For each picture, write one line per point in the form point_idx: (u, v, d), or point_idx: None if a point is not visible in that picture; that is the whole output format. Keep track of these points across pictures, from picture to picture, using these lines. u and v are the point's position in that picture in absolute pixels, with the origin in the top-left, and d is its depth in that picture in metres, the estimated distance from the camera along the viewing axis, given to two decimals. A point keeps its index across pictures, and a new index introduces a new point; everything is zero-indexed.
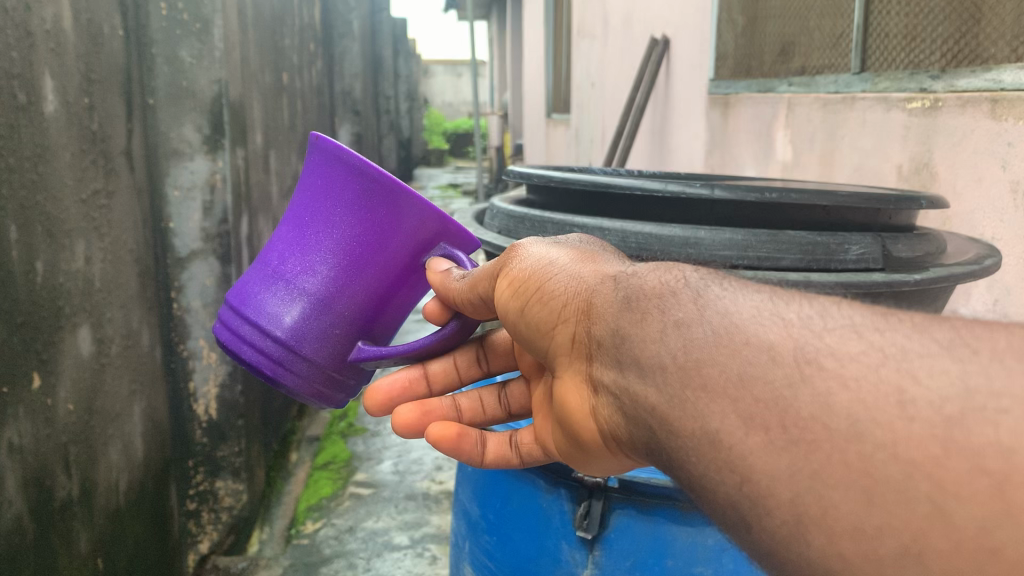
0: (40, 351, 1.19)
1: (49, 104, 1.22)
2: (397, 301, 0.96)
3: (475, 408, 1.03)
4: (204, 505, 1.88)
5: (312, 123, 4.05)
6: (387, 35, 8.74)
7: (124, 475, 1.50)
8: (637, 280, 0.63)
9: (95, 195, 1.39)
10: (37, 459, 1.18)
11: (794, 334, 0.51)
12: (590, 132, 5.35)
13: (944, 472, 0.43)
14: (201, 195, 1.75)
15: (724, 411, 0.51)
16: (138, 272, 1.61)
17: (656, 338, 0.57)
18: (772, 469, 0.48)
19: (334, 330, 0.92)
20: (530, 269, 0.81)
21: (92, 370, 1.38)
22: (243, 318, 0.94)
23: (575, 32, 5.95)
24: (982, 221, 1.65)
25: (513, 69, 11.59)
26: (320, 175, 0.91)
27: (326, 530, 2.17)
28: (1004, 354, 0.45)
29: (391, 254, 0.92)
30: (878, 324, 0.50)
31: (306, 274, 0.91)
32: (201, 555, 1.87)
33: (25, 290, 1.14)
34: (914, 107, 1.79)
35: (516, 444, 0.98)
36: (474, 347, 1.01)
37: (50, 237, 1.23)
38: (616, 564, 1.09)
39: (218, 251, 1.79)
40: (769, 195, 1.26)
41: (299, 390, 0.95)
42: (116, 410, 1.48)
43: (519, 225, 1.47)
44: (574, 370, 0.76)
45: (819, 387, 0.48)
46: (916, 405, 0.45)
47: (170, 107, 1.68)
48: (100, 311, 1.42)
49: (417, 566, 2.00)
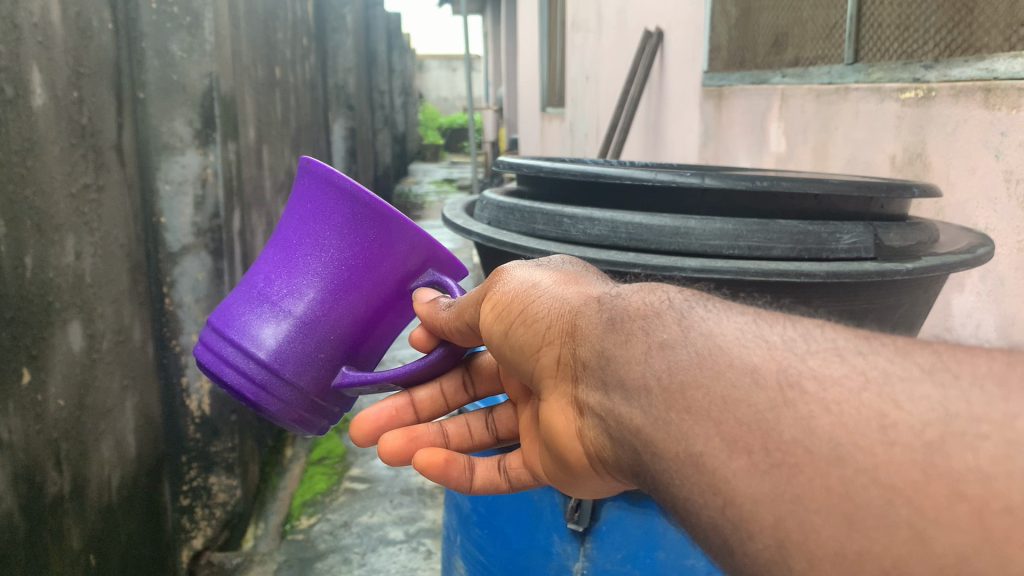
0: (29, 347, 1.14)
1: (39, 98, 1.16)
2: (383, 326, 0.92)
3: (463, 434, 0.96)
4: (197, 501, 1.83)
5: (306, 121, 3.99)
6: (381, 27, 8.67)
7: (116, 472, 1.45)
8: (626, 302, 0.64)
9: (85, 190, 1.33)
10: (28, 456, 1.12)
11: (778, 356, 0.52)
12: (585, 125, 5.28)
13: (924, 498, 0.43)
14: (192, 190, 1.69)
15: (707, 433, 0.51)
16: (130, 266, 1.55)
17: (641, 359, 0.58)
18: (756, 493, 0.48)
19: (317, 352, 0.88)
20: (513, 291, 0.76)
21: (82, 366, 1.32)
22: (225, 340, 0.89)
23: (568, 24, 5.89)
24: (976, 212, 1.58)
25: (507, 61, 11.52)
26: (310, 199, 0.89)
27: (321, 525, 2.08)
28: (984, 379, 0.46)
29: (379, 277, 0.88)
30: (860, 348, 0.51)
31: (292, 296, 0.87)
32: (195, 551, 1.83)
33: (14, 286, 1.09)
34: (908, 98, 1.71)
35: (506, 469, 0.91)
36: (460, 371, 0.96)
37: (39, 231, 1.17)
38: (608, 557, 1.04)
39: (210, 246, 1.74)
40: (759, 182, 1.21)
41: (280, 415, 0.89)
42: (109, 404, 1.43)
43: (508, 217, 1.41)
44: (559, 391, 0.70)
45: (801, 410, 0.48)
46: (897, 428, 0.45)
47: (160, 100, 1.62)
48: (91, 306, 1.36)
49: (412, 561, 1.92)
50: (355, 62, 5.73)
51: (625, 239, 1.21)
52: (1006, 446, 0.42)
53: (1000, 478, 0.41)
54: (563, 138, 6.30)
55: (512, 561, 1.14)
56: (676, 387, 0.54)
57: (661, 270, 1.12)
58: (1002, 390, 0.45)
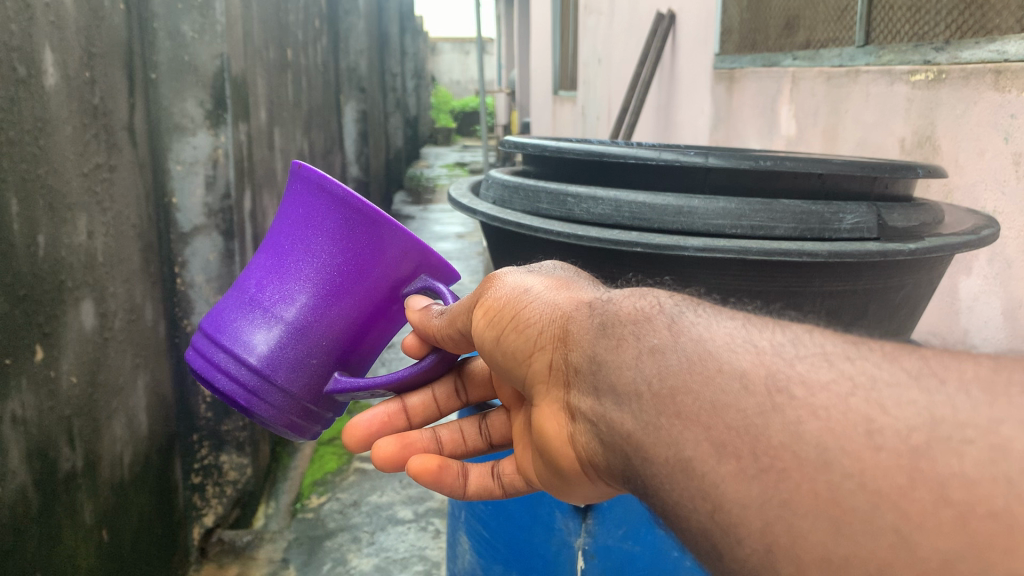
0: (42, 323, 1.13)
1: (50, 78, 1.14)
2: (376, 332, 0.91)
3: (454, 440, 0.99)
4: (208, 479, 1.87)
5: (317, 104, 4.04)
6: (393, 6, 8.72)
7: (128, 449, 1.45)
8: (606, 308, 0.65)
9: (96, 169, 1.31)
10: (41, 432, 1.12)
11: (767, 361, 0.50)
12: (595, 109, 5.32)
13: (909, 503, 0.41)
14: (204, 170, 1.66)
15: (697, 438, 0.49)
16: (141, 246, 1.53)
17: (631, 364, 0.57)
18: (745, 498, 0.46)
19: (311, 356, 0.87)
20: (505, 297, 0.76)
21: (94, 345, 1.31)
22: (218, 346, 0.89)
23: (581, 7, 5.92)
24: (984, 194, 1.59)
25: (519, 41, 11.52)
26: (302, 205, 0.88)
27: (331, 504, 2.16)
28: (970, 385, 0.45)
29: (371, 283, 0.88)
30: (849, 353, 0.50)
31: (283, 302, 0.87)
32: (207, 528, 1.86)
33: (26, 263, 1.08)
34: (917, 79, 1.71)
35: (499, 474, 0.94)
36: (452, 378, 0.98)
37: (52, 210, 1.16)
38: (609, 532, 1.10)
39: (219, 226, 1.72)
40: (763, 162, 1.19)
41: (272, 420, 0.89)
42: (121, 382, 1.43)
43: (513, 195, 1.40)
44: (548, 395, 0.72)
45: (789, 415, 0.46)
46: (883, 434, 0.43)
47: (171, 80, 1.58)
48: (103, 285, 1.35)
49: (421, 540, 1.99)
50: (367, 44, 5.78)
51: (629, 217, 1.20)
52: (991, 450, 0.41)
53: (983, 482, 0.40)
54: (572, 120, 6.34)
55: (513, 534, 1.17)
56: (671, 392, 0.52)
57: (665, 248, 1.12)
58: (988, 395, 0.44)
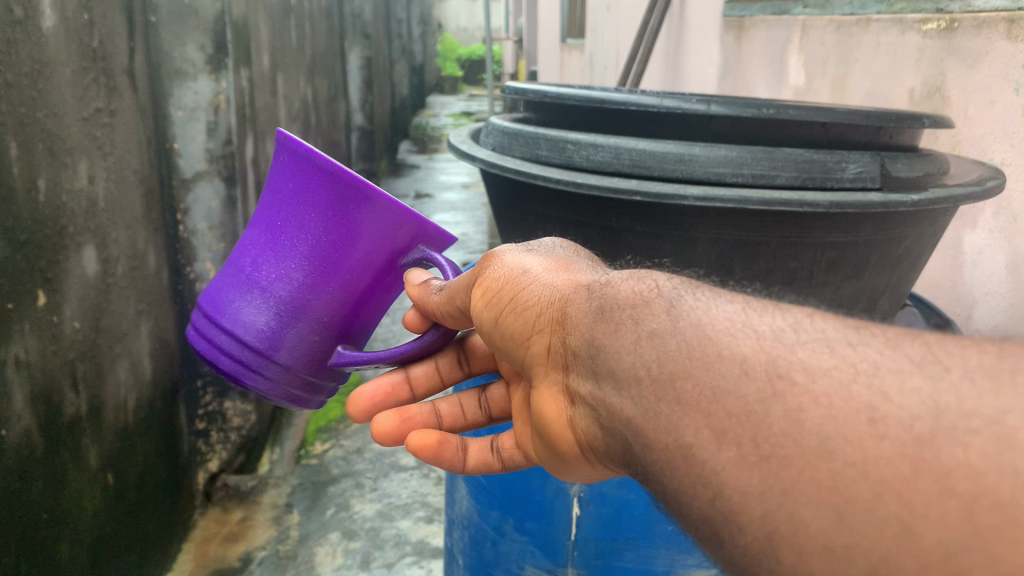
0: (44, 269, 0.94)
1: (48, 18, 0.92)
2: (378, 300, 0.74)
3: (454, 414, 0.83)
4: (213, 426, 1.54)
5: (324, 47, 3.85)
6: None
7: (133, 394, 1.22)
8: (603, 291, 0.55)
9: (97, 113, 1.08)
10: (44, 375, 0.94)
11: (766, 345, 0.42)
12: (603, 56, 5.06)
13: (913, 493, 0.34)
14: (205, 116, 1.39)
15: (697, 423, 0.42)
16: (143, 191, 1.28)
17: (630, 349, 0.48)
18: (744, 486, 0.39)
19: (305, 326, 0.71)
20: (505, 277, 0.63)
21: (99, 290, 1.10)
22: (217, 326, 0.74)
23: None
24: (993, 145, 1.35)
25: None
26: (290, 177, 0.69)
27: (334, 451, 1.84)
28: (976, 372, 0.36)
29: (370, 256, 0.70)
30: (851, 336, 0.41)
31: (277, 284, 0.71)
32: (211, 473, 1.56)
33: (27, 209, 0.89)
34: (930, 28, 1.43)
35: (499, 448, 0.78)
36: (455, 348, 0.83)
37: (52, 153, 0.95)
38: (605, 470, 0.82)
39: (223, 171, 1.45)
40: (768, 109, 0.93)
41: (278, 394, 0.75)
42: (122, 327, 1.19)
43: (513, 141, 1.08)
44: (544, 374, 0.60)
45: (790, 403, 0.39)
46: (887, 423, 0.36)
47: (172, 23, 1.31)
48: (104, 229, 1.12)
49: (424, 488, 1.71)
50: None
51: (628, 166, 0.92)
52: (997, 442, 0.34)
53: (991, 473, 0.33)
54: (582, 64, 6.10)
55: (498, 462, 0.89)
56: (673, 379, 0.44)
57: (661, 199, 0.85)
58: (995, 383, 0.36)
